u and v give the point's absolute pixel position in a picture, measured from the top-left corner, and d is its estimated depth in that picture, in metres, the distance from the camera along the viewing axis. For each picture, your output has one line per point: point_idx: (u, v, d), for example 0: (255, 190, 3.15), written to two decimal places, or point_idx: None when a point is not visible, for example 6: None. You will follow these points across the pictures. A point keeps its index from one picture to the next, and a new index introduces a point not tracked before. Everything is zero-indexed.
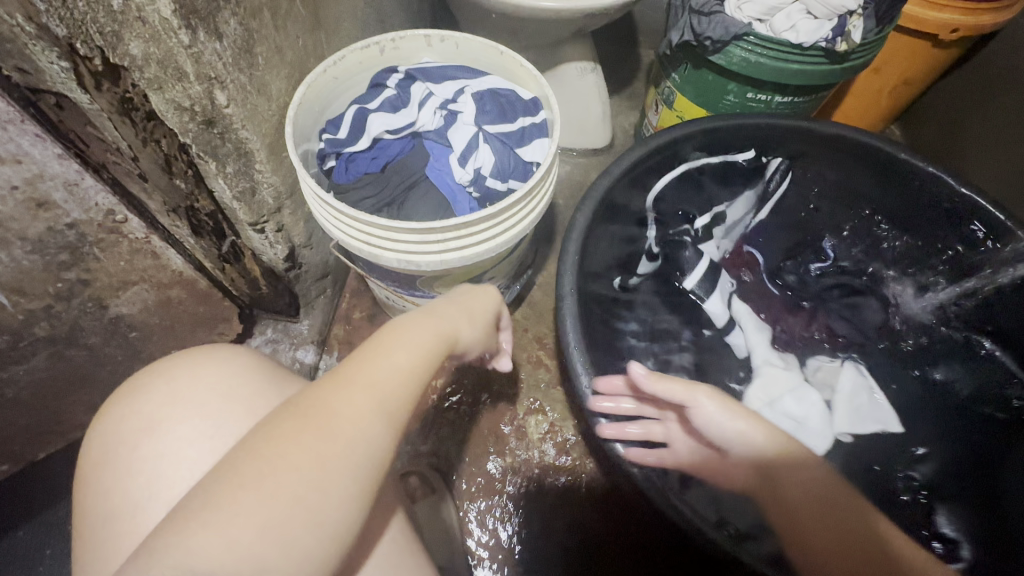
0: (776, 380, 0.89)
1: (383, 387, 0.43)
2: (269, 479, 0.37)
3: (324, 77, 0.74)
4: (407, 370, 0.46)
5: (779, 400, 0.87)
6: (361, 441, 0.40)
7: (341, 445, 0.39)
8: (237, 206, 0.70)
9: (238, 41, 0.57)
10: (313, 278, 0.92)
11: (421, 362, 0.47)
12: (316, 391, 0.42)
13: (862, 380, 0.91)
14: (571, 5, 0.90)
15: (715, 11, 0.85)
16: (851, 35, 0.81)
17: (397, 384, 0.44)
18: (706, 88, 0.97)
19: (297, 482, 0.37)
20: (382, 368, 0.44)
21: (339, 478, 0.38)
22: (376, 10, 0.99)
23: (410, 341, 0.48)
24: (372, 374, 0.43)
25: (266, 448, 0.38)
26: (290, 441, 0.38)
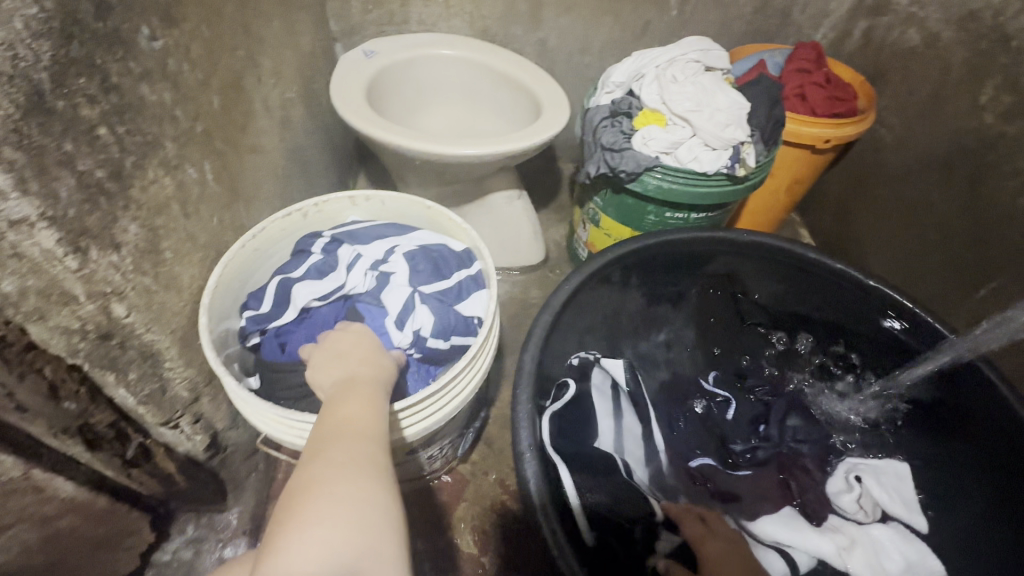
0: (863, 549, 0.78)
1: (361, 425, 0.48)
2: (317, 513, 0.39)
3: (244, 253, 0.70)
4: (367, 422, 0.48)
5: (886, 567, 0.77)
6: (365, 459, 0.44)
7: (362, 472, 0.43)
8: (143, 409, 0.62)
9: (140, 244, 0.54)
10: (242, 458, 0.82)
11: (373, 413, 0.50)
12: (302, 478, 0.42)
13: (867, 473, 0.86)
14: (490, 150, 0.97)
15: (624, 147, 0.92)
16: (746, 161, 0.90)
17: (370, 421, 0.49)
18: (628, 210, 1.02)
19: (339, 503, 0.40)
20: (349, 415, 0.49)
21: (373, 486, 0.42)
22: (294, 164, 1.00)
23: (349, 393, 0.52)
24: (344, 418, 0.48)
25: (295, 503, 0.40)
26: (305, 488, 0.41)
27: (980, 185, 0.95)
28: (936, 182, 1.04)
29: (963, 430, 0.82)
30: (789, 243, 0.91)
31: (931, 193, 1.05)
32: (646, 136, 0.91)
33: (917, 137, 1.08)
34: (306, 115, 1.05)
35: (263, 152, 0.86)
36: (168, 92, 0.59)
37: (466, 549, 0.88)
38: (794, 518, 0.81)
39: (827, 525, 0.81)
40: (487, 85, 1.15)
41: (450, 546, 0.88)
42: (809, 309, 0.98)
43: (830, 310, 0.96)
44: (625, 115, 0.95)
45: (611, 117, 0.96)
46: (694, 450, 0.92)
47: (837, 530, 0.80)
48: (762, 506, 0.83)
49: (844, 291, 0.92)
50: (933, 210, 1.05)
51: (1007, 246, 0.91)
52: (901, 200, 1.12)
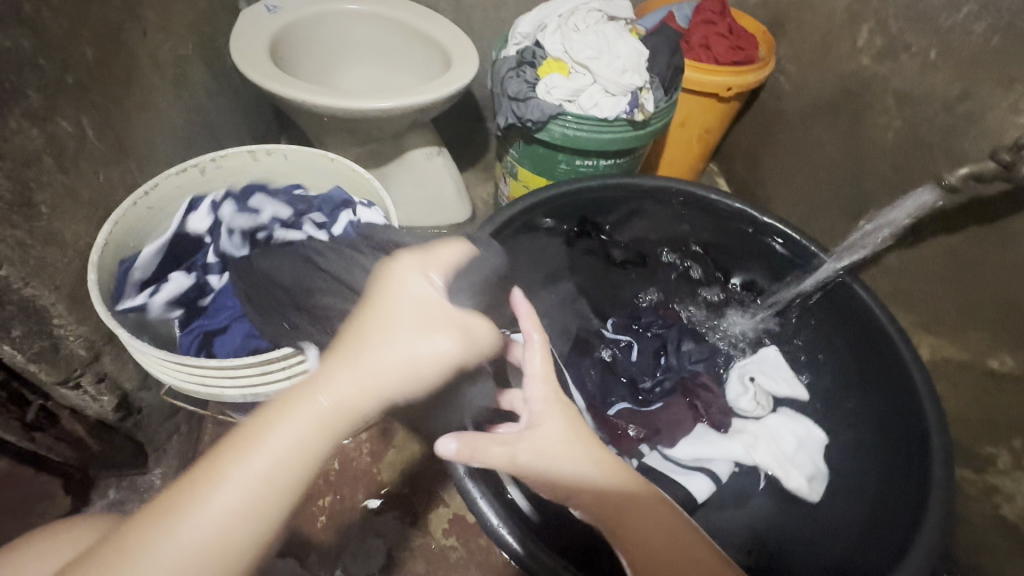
0: (763, 441, 0.86)
1: (267, 484, 0.38)
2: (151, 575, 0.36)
3: (136, 209, 0.69)
4: (239, 527, 0.37)
5: (783, 450, 0.85)
6: (234, 538, 0.37)
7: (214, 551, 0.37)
8: (36, 368, 0.61)
9: (6, 195, 0.53)
10: (159, 420, 0.82)
11: (294, 472, 0.39)
12: (177, 507, 0.38)
13: (751, 369, 0.94)
14: (399, 103, 0.97)
15: (529, 96, 0.94)
16: (645, 106, 0.94)
17: (284, 482, 0.39)
18: (541, 160, 1.05)
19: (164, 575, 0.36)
20: (272, 466, 0.39)
21: None
22: (197, 125, 0.97)
23: (270, 445, 0.39)
24: (265, 462, 0.39)
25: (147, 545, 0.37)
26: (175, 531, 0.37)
27: (861, 124, 1.03)
28: (827, 124, 1.12)
29: (844, 343, 0.91)
30: (696, 186, 0.98)
31: (823, 133, 1.13)
32: (549, 85, 0.94)
33: (809, 81, 1.15)
34: (209, 74, 1.02)
35: (157, 110, 0.84)
36: (26, 39, 0.57)
37: (396, 491, 0.92)
38: (704, 433, 0.87)
39: (731, 429, 0.87)
40: (400, 41, 1.14)
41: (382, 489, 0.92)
42: (715, 246, 1.05)
43: (728, 247, 1.04)
44: (530, 64, 0.97)
45: (518, 67, 0.98)
46: (609, 398, 0.91)
47: (737, 430, 0.87)
48: (679, 432, 0.87)
49: (741, 226, 1.01)
50: (825, 150, 1.13)
51: (882, 178, 1.00)
52: (799, 144, 1.20)
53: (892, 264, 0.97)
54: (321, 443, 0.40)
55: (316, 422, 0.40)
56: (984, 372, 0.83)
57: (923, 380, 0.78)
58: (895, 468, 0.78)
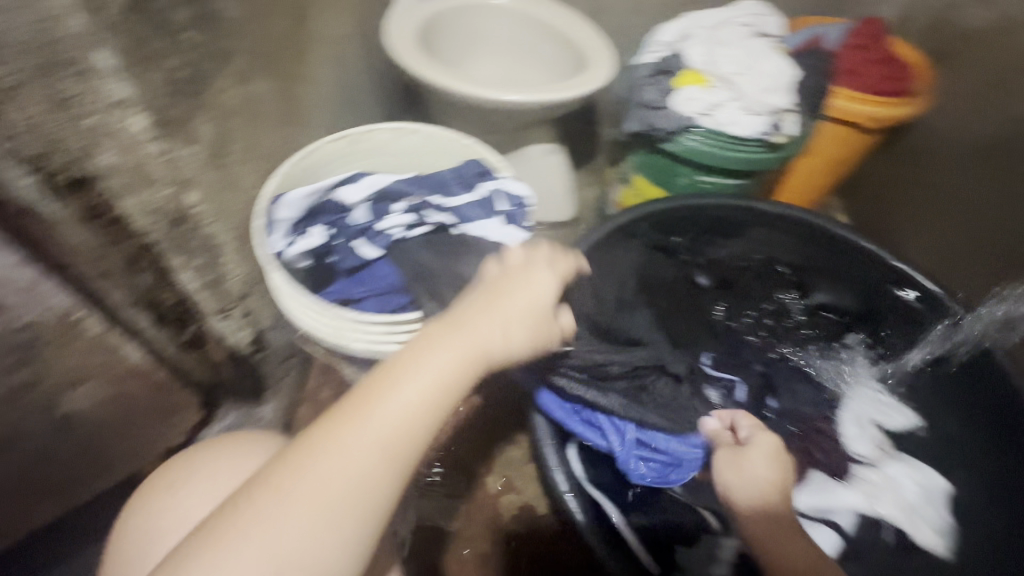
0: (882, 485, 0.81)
1: (395, 435, 0.42)
2: (304, 504, 0.39)
3: (297, 169, 0.76)
4: (404, 429, 0.42)
5: (909, 499, 0.80)
6: (372, 483, 0.41)
7: (359, 491, 0.40)
8: (203, 296, 0.70)
9: (211, 143, 0.61)
10: (278, 359, 0.91)
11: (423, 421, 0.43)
12: (315, 449, 0.41)
13: (859, 405, 0.88)
14: (532, 98, 1.00)
15: (663, 106, 0.94)
16: (784, 129, 0.91)
17: (411, 431, 0.42)
18: (661, 170, 1.04)
19: (312, 509, 0.39)
20: (405, 413, 0.42)
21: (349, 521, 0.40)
22: (345, 99, 1.06)
23: (430, 365, 0.44)
24: (396, 413, 0.42)
25: (294, 482, 0.40)
26: (325, 466, 0.40)
27: None
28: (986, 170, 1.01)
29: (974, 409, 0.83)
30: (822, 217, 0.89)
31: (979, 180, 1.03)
32: (687, 96, 0.92)
33: (973, 123, 1.04)
34: (360, 52, 1.10)
35: (319, 82, 0.92)
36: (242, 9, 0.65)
37: None
38: (823, 483, 0.81)
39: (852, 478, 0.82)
40: (535, 38, 1.17)
41: None
42: (818, 272, 0.96)
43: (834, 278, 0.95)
44: (669, 73, 0.96)
45: (655, 75, 0.97)
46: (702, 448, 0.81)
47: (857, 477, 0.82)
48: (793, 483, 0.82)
49: (859, 261, 0.91)
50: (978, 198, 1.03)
51: None
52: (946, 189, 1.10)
53: None
54: (466, 372, 0.45)
55: (464, 354, 0.45)
56: None
57: None
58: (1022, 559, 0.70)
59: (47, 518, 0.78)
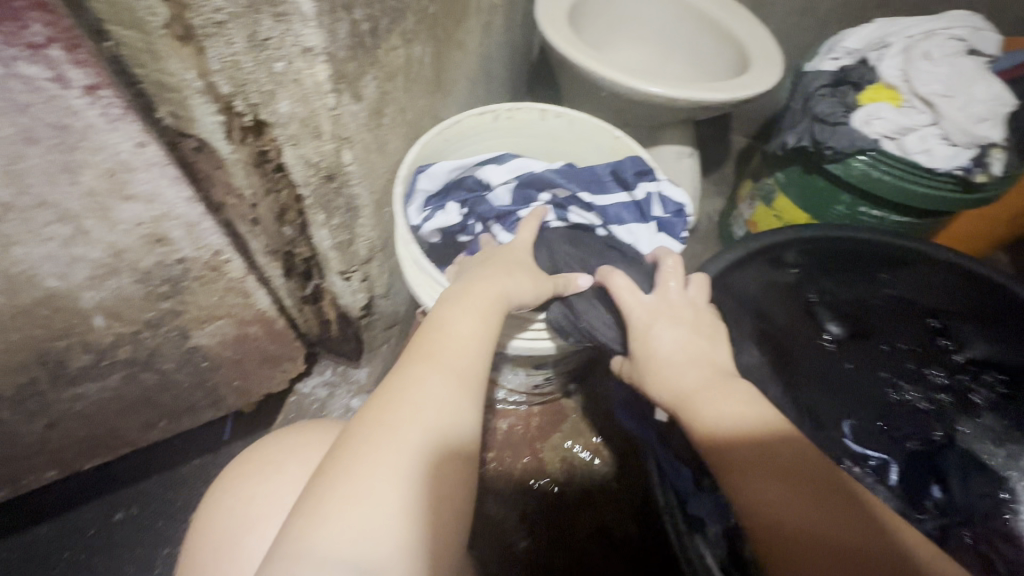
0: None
1: (453, 356, 0.46)
2: (388, 420, 0.41)
3: (439, 140, 0.73)
4: (462, 358, 0.46)
5: None
6: (444, 396, 0.43)
7: (435, 404, 0.42)
8: (332, 255, 0.69)
9: (373, 103, 0.59)
10: (382, 327, 0.90)
11: (477, 347, 0.47)
12: (388, 384, 0.44)
13: None
14: (683, 95, 0.92)
15: (840, 121, 0.82)
16: (990, 167, 0.77)
17: (467, 352, 0.46)
18: (815, 194, 0.92)
19: (400, 424, 0.41)
20: (460, 338, 0.47)
21: (432, 427, 0.41)
22: (483, 72, 1.03)
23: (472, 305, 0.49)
24: (451, 338, 0.47)
25: (378, 407, 0.42)
26: (407, 390, 0.43)
27: None
28: None
29: None
30: (981, 262, 0.71)
31: None
32: (872, 114, 0.80)
33: None
34: (504, 26, 1.06)
35: (466, 52, 0.89)
36: None
37: (553, 474, 0.91)
38: None
39: None
40: (690, 30, 1.08)
41: (541, 467, 0.92)
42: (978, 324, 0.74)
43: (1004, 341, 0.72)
44: (852, 85, 0.84)
45: (833, 86, 0.86)
46: None
47: None
48: None
49: None
50: None
51: None
52: None
53: None
54: (497, 312, 0.50)
55: (485, 295, 0.50)
56: None
57: None
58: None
59: (158, 436, 0.83)
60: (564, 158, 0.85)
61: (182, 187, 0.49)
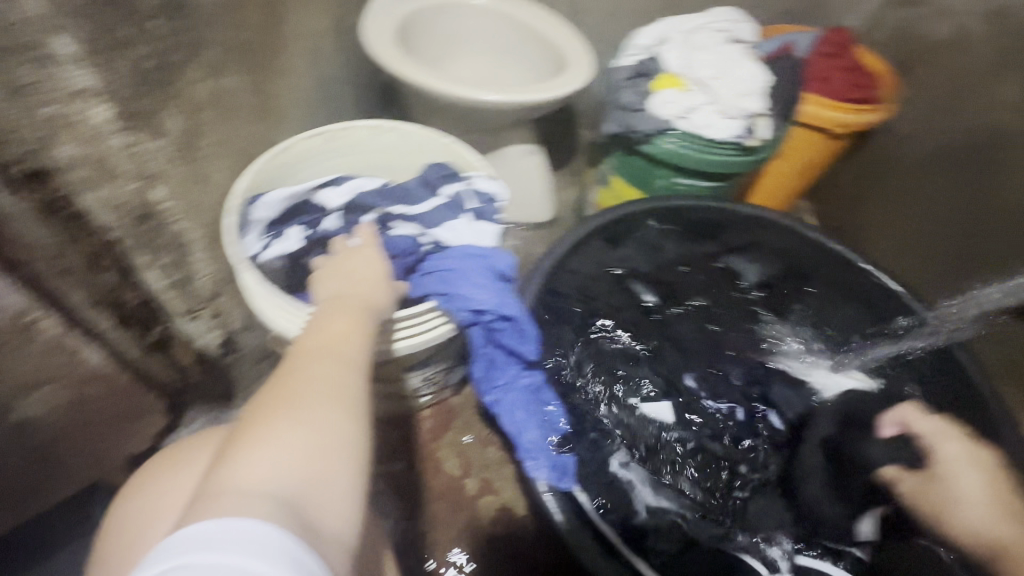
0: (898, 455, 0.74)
1: (340, 340, 0.48)
2: (294, 395, 0.42)
3: (269, 166, 0.74)
4: (351, 340, 0.49)
5: None
6: (344, 370, 0.45)
7: (339, 374, 0.45)
8: (169, 296, 0.67)
9: (181, 137, 0.59)
10: (251, 362, 0.88)
11: (360, 332, 0.51)
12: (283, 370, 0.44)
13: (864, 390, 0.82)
14: (511, 98, 1.00)
15: (640, 109, 0.95)
16: (758, 132, 0.93)
17: (352, 336, 0.50)
18: (638, 173, 1.05)
19: (311, 395, 0.42)
20: (343, 328, 0.50)
21: (343, 393, 0.43)
22: (321, 95, 1.04)
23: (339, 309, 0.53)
24: (337, 328, 0.50)
25: (281, 389, 0.42)
26: (306, 372, 0.44)
27: (983, 184, 0.98)
28: (945, 176, 1.06)
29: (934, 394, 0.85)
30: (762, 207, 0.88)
31: (939, 185, 1.08)
32: (663, 99, 0.94)
33: (935, 129, 1.09)
34: (337, 49, 1.08)
35: (295, 77, 0.90)
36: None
37: (451, 470, 0.94)
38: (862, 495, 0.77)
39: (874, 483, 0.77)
40: (514, 39, 1.18)
41: (439, 466, 0.95)
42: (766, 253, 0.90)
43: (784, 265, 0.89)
44: (645, 76, 0.98)
45: (632, 78, 0.98)
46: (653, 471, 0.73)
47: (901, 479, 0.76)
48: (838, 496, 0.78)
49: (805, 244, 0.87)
50: (940, 204, 1.07)
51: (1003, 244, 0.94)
52: (909, 192, 1.15)
53: (1003, 334, 0.91)
54: (368, 310, 0.54)
55: (352, 302, 0.54)
56: None
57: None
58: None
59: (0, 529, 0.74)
60: (404, 169, 0.89)
61: None
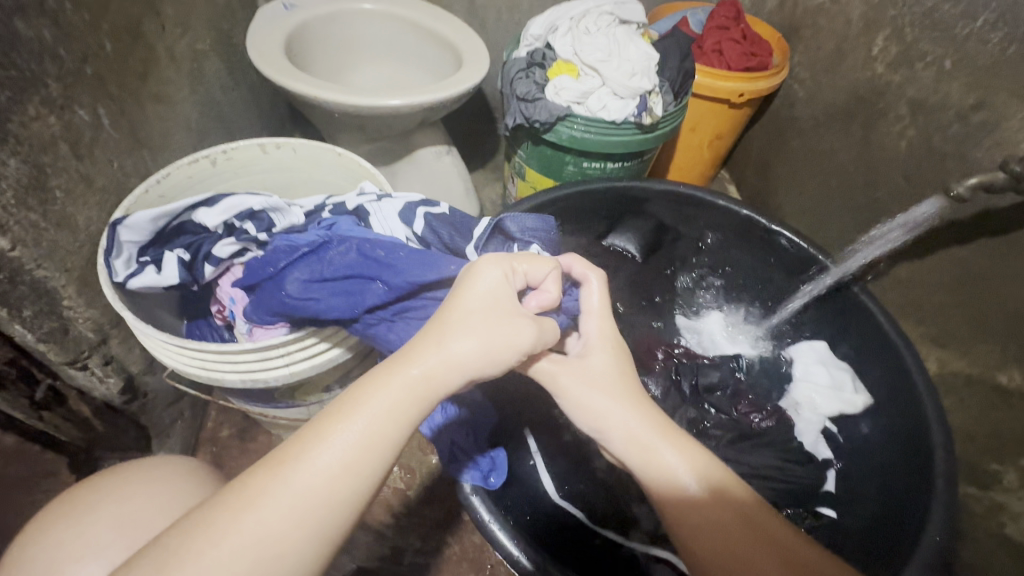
0: (821, 389, 0.88)
1: (360, 458, 0.41)
2: (258, 538, 0.37)
3: (147, 197, 0.70)
4: (366, 463, 0.41)
5: (827, 387, 0.88)
6: (325, 508, 0.39)
7: (317, 512, 0.39)
8: (45, 348, 0.63)
9: (22, 179, 0.55)
10: (164, 405, 0.84)
11: (385, 448, 0.42)
12: (271, 471, 0.40)
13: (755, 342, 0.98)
14: (410, 101, 0.98)
15: (537, 97, 0.95)
16: (653, 110, 0.94)
17: (372, 458, 0.41)
18: (549, 161, 1.05)
19: (265, 534, 0.37)
20: (367, 434, 0.41)
21: (303, 544, 0.38)
22: (211, 119, 0.99)
23: (386, 399, 0.42)
24: (367, 435, 0.41)
25: (252, 505, 0.38)
26: (289, 507, 0.38)
27: (870, 135, 1.03)
28: (838, 131, 1.11)
29: (843, 335, 0.91)
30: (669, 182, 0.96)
31: (833, 142, 1.12)
32: (558, 87, 0.94)
33: (823, 89, 1.14)
34: (223, 68, 1.04)
35: (173, 102, 0.86)
36: (48, 30, 0.59)
37: (394, 485, 0.93)
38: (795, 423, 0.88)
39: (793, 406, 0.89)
40: (412, 40, 1.16)
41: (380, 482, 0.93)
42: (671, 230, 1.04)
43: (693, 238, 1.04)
44: (540, 65, 0.98)
45: (528, 68, 0.98)
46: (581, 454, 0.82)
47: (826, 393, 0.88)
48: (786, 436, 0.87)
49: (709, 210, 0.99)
50: (836, 160, 1.12)
51: (893, 190, 0.99)
52: (808, 152, 1.20)
53: (904, 275, 0.96)
54: (422, 407, 0.43)
55: (423, 384, 0.43)
56: (987, 386, 0.82)
57: (925, 393, 0.76)
58: (908, 472, 0.75)
59: None
60: (304, 185, 0.86)
61: None
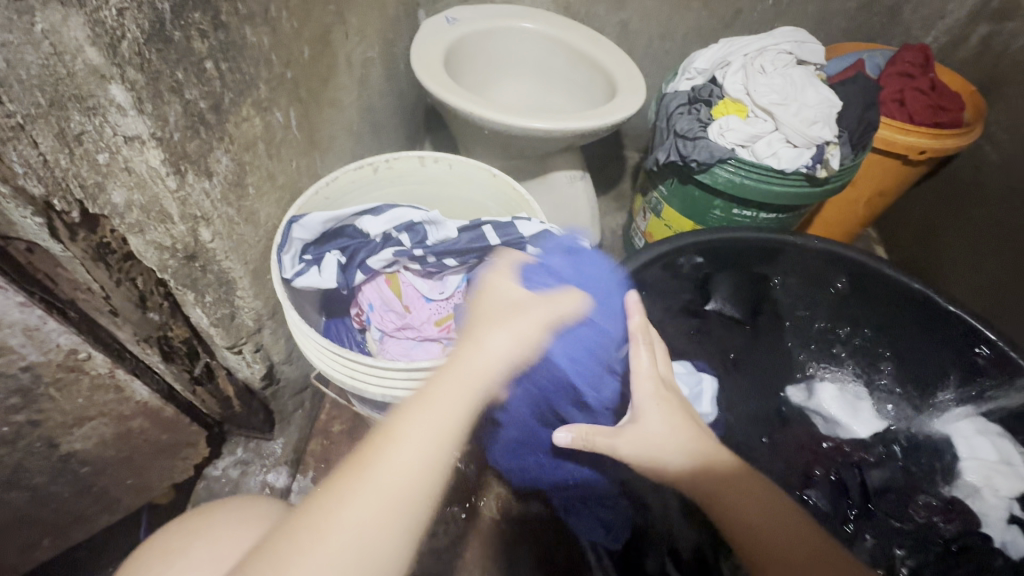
0: (989, 463, 0.72)
1: (430, 434, 0.45)
2: (355, 515, 0.41)
3: (316, 199, 0.73)
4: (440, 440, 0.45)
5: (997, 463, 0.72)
6: (405, 486, 0.43)
7: (399, 490, 0.43)
8: (214, 331, 0.66)
9: (229, 175, 0.58)
10: (291, 393, 0.87)
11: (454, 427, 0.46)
12: (357, 461, 0.44)
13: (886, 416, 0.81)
14: (560, 126, 0.96)
15: (699, 136, 0.89)
16: (830, 162, 0.86)
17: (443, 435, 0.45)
18: (693, 202, 0.99)
19: (359, 515, 0.41)
20: (439, 415, 0.46)
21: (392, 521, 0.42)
22: (367, 123, 1.03)
23: (450, 382, 0.47)
24: (432, 415, 0.46)
25: (343, 490, 0.42)
26: (385, 482, 0.42)
27: None
28: None
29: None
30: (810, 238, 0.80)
31: None
32: (723, 128, 0.88)
33: None
34: (383, 76, 1.07)
35: (342, 107, 0.90)
36: (266, 37, 0.62)
37: None
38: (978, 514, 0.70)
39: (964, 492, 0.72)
40: (563, 62, 1.14)
41: None
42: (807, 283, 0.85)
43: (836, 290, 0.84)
44: (704, 103, 0.92)
45: (689, 104, 0.93)
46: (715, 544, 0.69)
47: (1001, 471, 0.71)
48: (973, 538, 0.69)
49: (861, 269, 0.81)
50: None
51: None
52: (995, 224, 1.05)
53: None
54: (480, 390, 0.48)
55: (473, 367, 0.49)
56: None
57: None
58: None
59: (46, 556, 0.74)
60: (450, 200, 0.87)
61: (7, 293, 0.46)
